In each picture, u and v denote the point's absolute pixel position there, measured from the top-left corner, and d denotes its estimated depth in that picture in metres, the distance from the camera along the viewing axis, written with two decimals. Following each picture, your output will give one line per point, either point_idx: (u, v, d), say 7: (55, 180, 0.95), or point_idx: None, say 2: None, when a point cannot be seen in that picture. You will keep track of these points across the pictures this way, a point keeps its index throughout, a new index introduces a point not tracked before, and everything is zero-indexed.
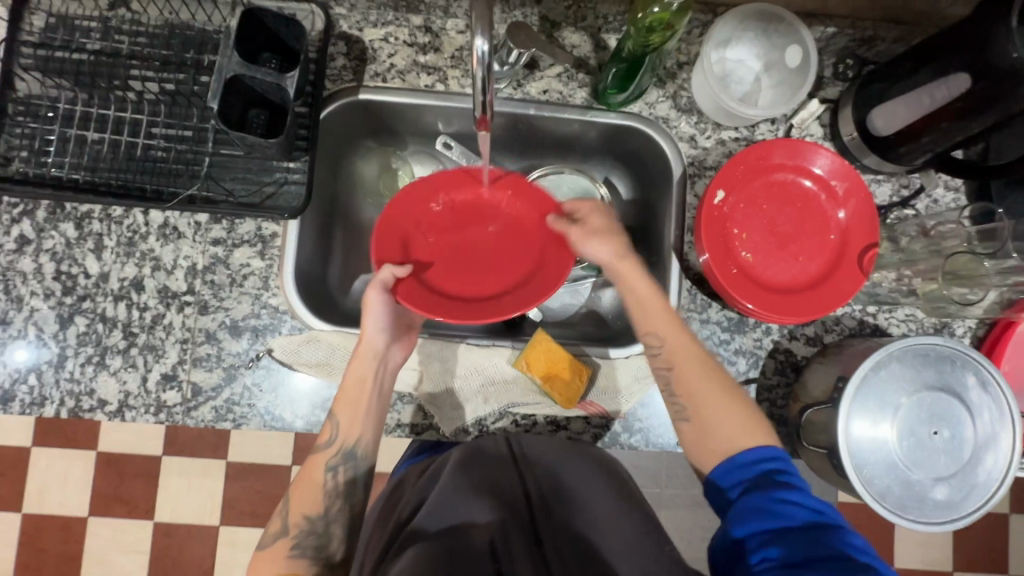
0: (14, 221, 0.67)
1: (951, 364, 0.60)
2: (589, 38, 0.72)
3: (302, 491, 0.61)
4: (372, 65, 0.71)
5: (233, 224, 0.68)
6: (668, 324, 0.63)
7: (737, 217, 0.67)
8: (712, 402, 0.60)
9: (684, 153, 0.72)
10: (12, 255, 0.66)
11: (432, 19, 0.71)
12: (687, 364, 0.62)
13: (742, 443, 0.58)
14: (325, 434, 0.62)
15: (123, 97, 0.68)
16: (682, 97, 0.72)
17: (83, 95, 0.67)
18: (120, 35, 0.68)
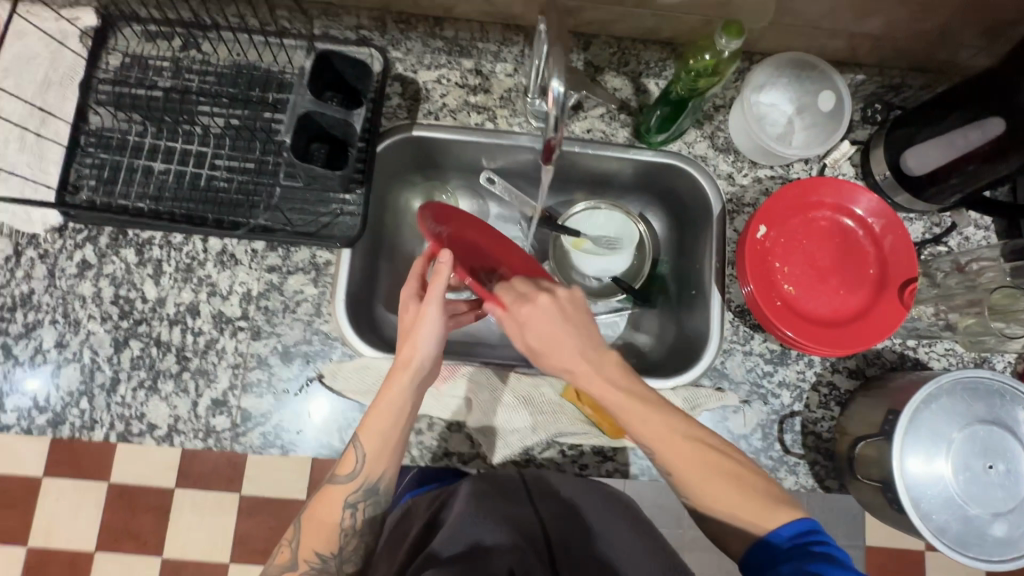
0: (77, 246, 0.69)
1: (1000, 398, 0.61)
2: (630, 82, 0.75)
3: (311, 525, 0.58)
4: (425, 104, 0.74)
5: (288, 252, 0.70)
6: (659, 416, 0.56)
7: (778, 251, 0.68)
8: (709, 478, 0.55)
9: (722, 190, 0.75)
10: (73, 279, 0.68)
11: (482, 63, 0.75)
12: (676, 446, 0.56)
13: (765, 521, 0.52)
14: (347, 466, 0.59)
15: (190, 131, 0.71)
16: (719, 137, 0.76)
17: (152, 129, 0.71)
18: (189, 74, 0.72)
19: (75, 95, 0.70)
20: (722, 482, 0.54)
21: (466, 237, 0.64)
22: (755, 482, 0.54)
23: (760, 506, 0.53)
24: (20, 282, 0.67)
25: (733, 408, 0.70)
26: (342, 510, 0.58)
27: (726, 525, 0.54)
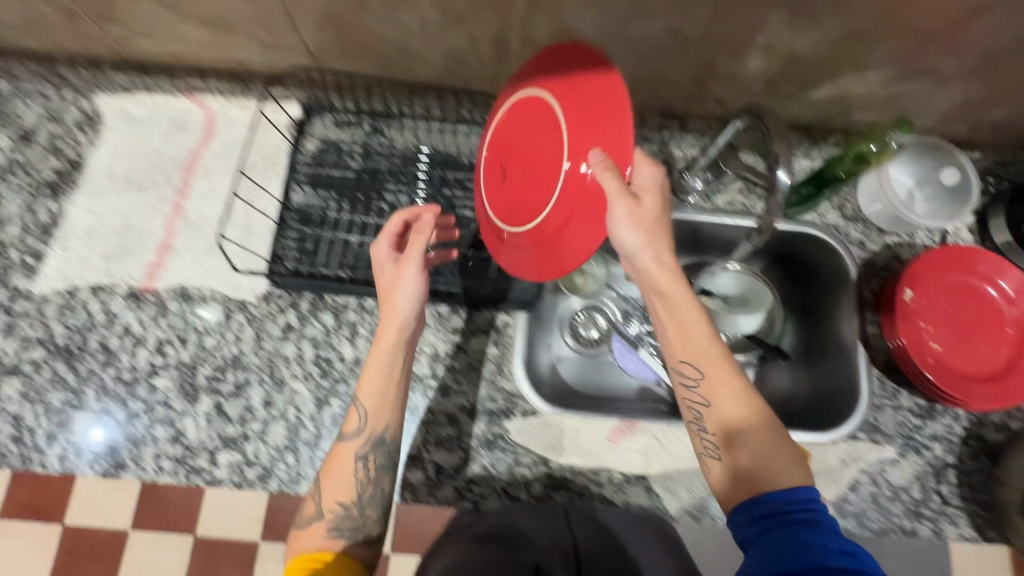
0: (281, 310, 0.75)
1: None
2: (763, 160, 0.84)
3: (331, 480, 0.60)
4: None
5: (471, 315, 0.77)
6: (694, 331, 0.57)
7: (923, 311, 0.75)
8: (738, 409, 0.55)
9: (856, 256, 0.82)
10: (277, 341, 0.74)
11: None
12: (701, 363, 0.56)
13: (790, 478, 0.51)
14: (351, 424, 0.60)
15: (381, 208, 0.80)
16: (847, 208, 0.84)
17: (347, 206, 0.79)
18: (378, 157, 0.82)
19: (281, 175, 0.79)
20: (730, 417, 0.55)
21: (585, 107, 0.53)
22: (771, 427, 0.54)
23: (773, 448, 0.53)
24: (230, 344, 0.74)
25: (891, 460, 0.74)
26: (354, 463, 0.60)
27: (766, 471, 0.52)
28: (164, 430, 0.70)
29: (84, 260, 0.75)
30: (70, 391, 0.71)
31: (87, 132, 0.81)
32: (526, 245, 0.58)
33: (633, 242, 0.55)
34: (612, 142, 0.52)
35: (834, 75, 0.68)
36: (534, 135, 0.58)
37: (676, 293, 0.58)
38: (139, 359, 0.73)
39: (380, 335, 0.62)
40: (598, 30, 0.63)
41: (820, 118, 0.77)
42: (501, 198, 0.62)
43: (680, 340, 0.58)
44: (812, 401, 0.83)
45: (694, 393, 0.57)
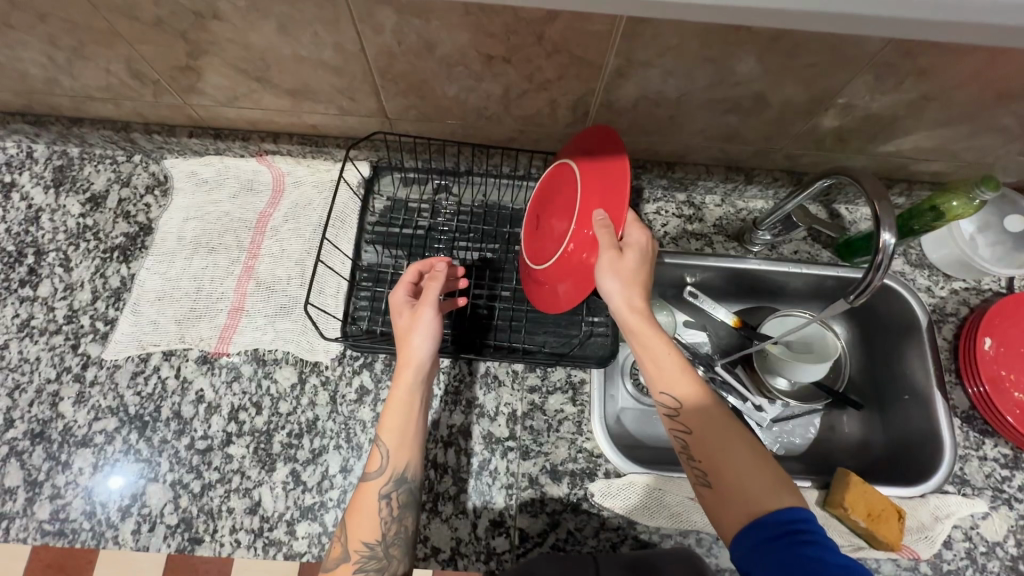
0: (355, 372, 0.74)
1: None
2: (824, 209, 0.86)
3: (356, 521, 0.57)
4: (651, 234, 0.84)
5: (546, 372, 0.76)
6: (665, 358, 0.59)
7: (1002, 359, 0.76)
8: (725, 439, 0.54)
9: (927, 302, 0.82)
10: (353, 404, 0.73)
11: (693, 196, 0.86)
12: (678, 390, 0.57)
13: (763, 501, 0.49)
14: (373, 464, 0.59)
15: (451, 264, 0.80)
16: (911, 254, 0.85)
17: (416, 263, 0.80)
18: (446, 215, 0.83)
19: (352, 235, 0.80)
20: (717, 444, 0.54)
21: (599, 181, 0.65)
22: (758, 454, 0.53)
23: (763, 471, 0.51)
24: (304, 409, 0.72)
25: (983, 513, 0.72)
26: (377, 502, 0.58)
27: (750, 491, 0.50)
28: (240, 500, 0.68)
29: (155, 324, 0.75)
30: (142, 460, 0.69)
31: (157, 197, 0.83)
32: (548, 278, 0.69)
33: (617, 294, 0.61)
34: (612, 204, 0.62)
35: (904, 129, 0.70)
36: (562, 200, 0.70)
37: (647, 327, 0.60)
38: (212, 425, 0.71)
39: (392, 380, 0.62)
40: (680, 95, 0.65)
41: (883, 169, 0.79)
42: (539, 247, 0.72)
43: (652, 372, 0.59)
44: (890, 452, 0.82)
45: (673, 419, 0.57)
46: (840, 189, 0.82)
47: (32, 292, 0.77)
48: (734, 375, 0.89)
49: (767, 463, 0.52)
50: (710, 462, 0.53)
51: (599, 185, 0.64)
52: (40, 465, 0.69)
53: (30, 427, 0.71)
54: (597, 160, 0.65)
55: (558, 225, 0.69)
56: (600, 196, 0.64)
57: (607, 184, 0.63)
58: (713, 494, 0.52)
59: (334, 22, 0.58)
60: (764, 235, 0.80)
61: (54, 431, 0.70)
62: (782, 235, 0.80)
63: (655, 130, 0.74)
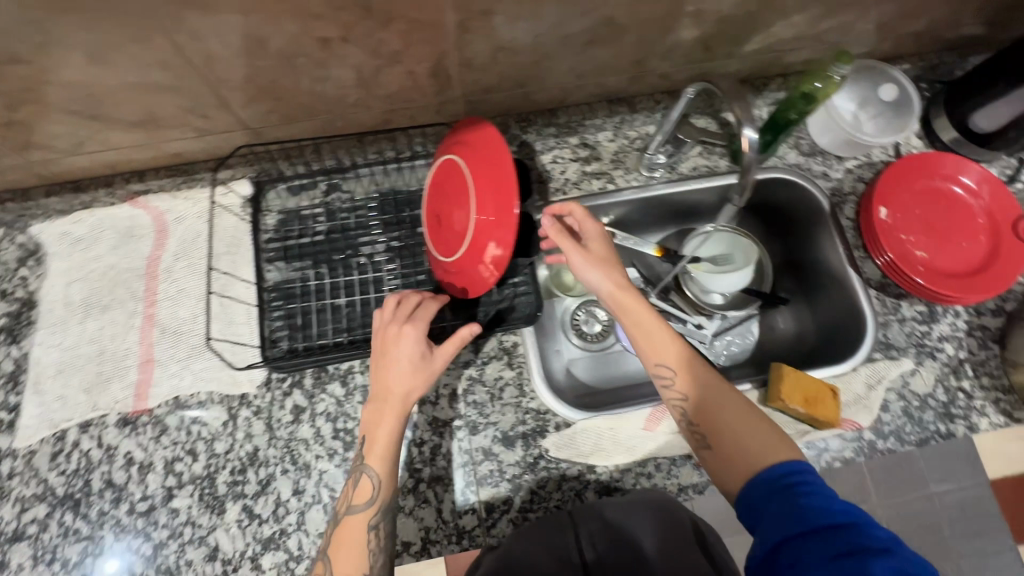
0: (286, 393, 0.72)
1: None
2: (713, 120, 0.86)
3: (341, 556, 0.57)
4: (552, 183, 0.81)
5: (477, 345, 0.76)
6: (659, 336, 0.63)
7: (899, 225, 0.79)
8: (721, 400, 0.58)
9: (824, 188, 0.84)
10: (290, 425, 0.71)
11: (586, 136, 0.83)
12: (673, 361, 0.61)
13: (763, 455, 0.54)
14: (362, 494, 0.60)
15: (358, 262, 0.77)
16: (803, 144, 0.86)
17: (324, 269, 0.77)
18: (343, 213, 0.79)
19: (248, 257, 0.76)
20: (715, 410, 0.58)
21: (484, 158, 0.64)
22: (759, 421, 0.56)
23: (760, 430, 0.55)
24: (242, 444, 0.70)
25: (910, 370, 0.76)
26: (367, 533, 0.58)
27: (747, 453, 0.54)
28: (197, 550, 0.66)
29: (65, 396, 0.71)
30: (85, 539, 0.66)
31: (32, 268, 0.77)
32: (463, 269, 0.66)
33: (600, 279, 0.66)
34: (502, 177, 0.62)
35: (764, 22, 0.71)
36: (451, 193, 0.67)
37: (634, 308, 0.64)
38: (150, 485, 0.68)
39: (381, 419, 0.61)
40: (534, 38, 0.64)
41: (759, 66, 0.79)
42: (443, 244, 0.69)
43: (647, 346, 0.63)
44: (822, 334, 0.85)
45: (670, 390, 0.61)
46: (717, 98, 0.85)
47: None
48: (670, 303, 0.91)
49: (761, 421, 0.56)
50: (706, 422, 0.58)
51: (484, 162, 0.63)
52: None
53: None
54: (476, 140, 0.64)
55: (455, 215, 0.67)
56: (487, 172, 0.63)
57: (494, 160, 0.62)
58: (716, 456, 0.56)
59: (147, 40, 0.54)
60: (657, 156, 0.80)
61: None
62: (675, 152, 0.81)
63: (524, 79, 0.72)
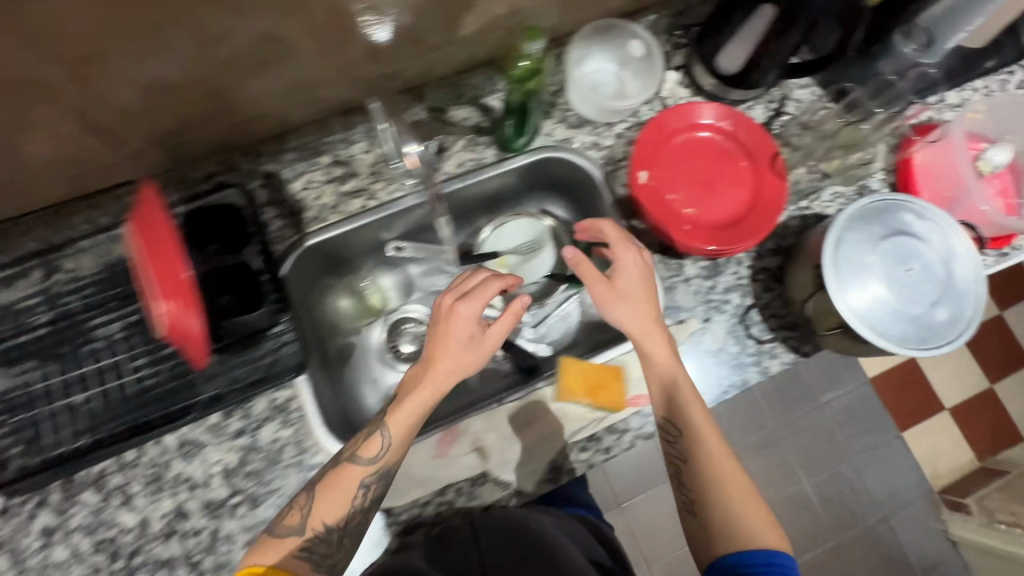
0: (31, 516, 0.66)
1: (888, 210, 0.70)
2: (474, 107, 0.81)
3: (327, 496, 0.59)
4: (306, 213, 0.76)
5: (247, 410, 0.70)
6: (658, 364, 0.66)
7: (665, 185, 0.77)
8: (718, 460, 0.62)
9: (597, 157, 0.82)
10: (43, 550, 0.65)
11: (337, 152, 0.78)
12: (692, 420, 0.63)
13: (748, 527, 0.59)
14: (295, 515, 0.59)
15: (92, 349, 0.67)
16: (570, 116, 0.82)
17: (52, 366, 0.66)
18: (66, 297, 0.68)
19: None
20: (710, 471, 0.62)
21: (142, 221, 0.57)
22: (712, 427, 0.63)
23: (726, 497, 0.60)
24: None
25: (699, 330, 0.76)
26: (356, 490, 0.60)
27: (718, 513, 0.60)
28: None
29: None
30: None
31: None
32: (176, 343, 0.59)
33: (624, 315, 0.67)
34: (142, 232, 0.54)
35: (464, 8, 0.66)
36: None
37: (658, 345, 0.66)
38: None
39: (420, 383, 0.63)
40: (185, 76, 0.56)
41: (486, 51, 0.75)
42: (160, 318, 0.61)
43: (656, 399, 0.66)
44: None
45: (672, 447, 0.65)
46: (469, 84, 0.79)
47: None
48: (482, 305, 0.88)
49: (744, 486, 0.61)
50: (695, 476, 0.62)
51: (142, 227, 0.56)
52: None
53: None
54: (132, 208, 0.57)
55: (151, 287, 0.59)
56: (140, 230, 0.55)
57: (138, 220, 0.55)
58: (697, 523, 0.61)
59: None
60: (396, 167, 0.75)
61: None
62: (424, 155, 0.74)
63: (225, 111, 0.65)
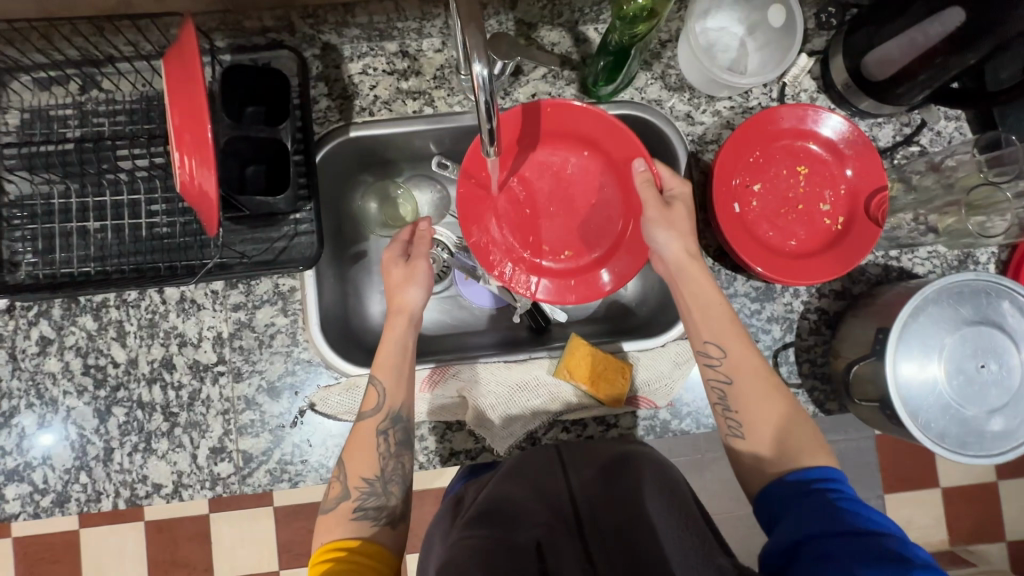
0: (246, 303, 0.77)
1: (991, 346, 0.69)
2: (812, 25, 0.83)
3: (357, 454, 0.68)
4: (576, 48, 0.81)
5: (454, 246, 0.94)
6: (717, 318, 0.70)
7: (830, 184, 0.78)
8: (758, 398, 0.66)
9: (906, 156, 0.84)
10: (251, 311, 0.77)
11: None
12: (765, 406, 0.66)
13: (800, 460, 0.61)
14: (372, 401, 0.70)
15: (386, 110, 0.80)
16: (903, 119, 0.84)
17: (349, 106, 0.80)
18: (377, 72, 0.80)
19: None
20: (778, 431, 0.64)
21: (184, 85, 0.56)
22: (781, 392, 0.67)
23: (787, 426, 0.64)
24: (206, 327, 0.77)
25: None
26: (377, 437, 0.69)
27: (773, 454, 0.63)
28: (156, 387, 0.76)
29: (147, 209, 0.76)
30: (51, 420, 0.75)
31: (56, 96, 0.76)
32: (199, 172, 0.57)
33: (671, 240, 0.74)
34: (194, 96, 0.56)
35: None
36: (183, 98, 0.56)
37: (706, 291, 0.71)
38: (230, 299, 0.77)
39: (393, 322, 0.75)
40: None
41: (856, 50, 0.77)
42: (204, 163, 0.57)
43: (700, 324, 0.70)
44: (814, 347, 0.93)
45: (713, 369, 0.69)
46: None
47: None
48: None
49: (800, 425, 0.64)
50: (738, 404, 0.67)
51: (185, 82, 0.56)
52: (78, 346, 0.75)
53: (53, 318, 0.75)
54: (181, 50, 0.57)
55: (188, 127, 0.56)
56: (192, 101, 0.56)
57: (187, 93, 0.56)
58: (748, 446, 0.65)
59: None
60: (723, 77, 0.76)
61: None
62: (749, 83, 0.77)
63: None
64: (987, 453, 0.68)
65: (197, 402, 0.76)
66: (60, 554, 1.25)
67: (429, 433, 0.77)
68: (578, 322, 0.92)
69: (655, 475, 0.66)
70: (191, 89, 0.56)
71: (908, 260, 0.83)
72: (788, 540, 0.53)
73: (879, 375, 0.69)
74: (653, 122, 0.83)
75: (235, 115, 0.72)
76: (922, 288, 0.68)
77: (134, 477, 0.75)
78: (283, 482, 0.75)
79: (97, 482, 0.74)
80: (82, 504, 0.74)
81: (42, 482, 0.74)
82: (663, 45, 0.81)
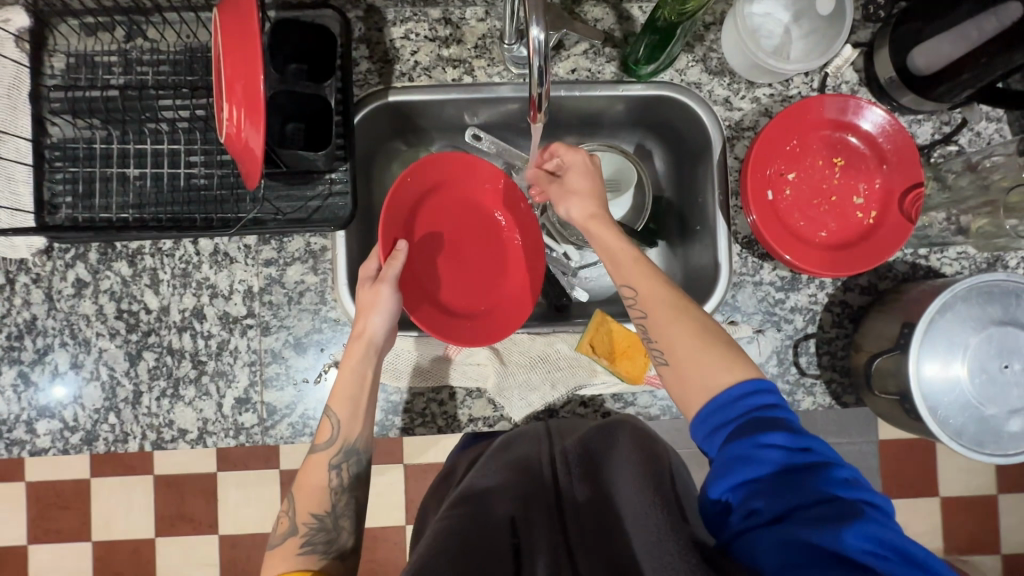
0: (276, 260, 0.78)
1: (1015, 348, 0.69)
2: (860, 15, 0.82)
3: (304, 489, 0.67)
4: (619, 23, 0.81)
5: None
6: (628, 264, 0.69)
7: (864, 177, 0.78)
8: (674, 326, 0.63)
9: (941, 154, 0.83)
10: (282, 266, 0.78)
11: None
12: (680, 329, 0.63)
13: (722, 377, 0.59)
14: (325, 434, 0.69)
15: (426, 76, 0.80)
16: (942, 118, 0.83)
17: (389, 69, 0.80)
18: (421, 37, 0.80)
19: None
20: (697, 354, 0.61)
21: (235, 39, 0.57)
22: (689, 311, 0.64)
23: (705, 345, 0.61)
24: (236, 282, 0.78)
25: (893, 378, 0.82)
26: (328, 472, 0.68)
27: (696, 374, 0.60)
28: (184, 335, 0.77)
29: (185, 160, 0.77)
30: (83, 367, 0.77)
31: (104, 45, 0.77)
32: (246, 127, 0.58)
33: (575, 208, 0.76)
34: (247, 49, 0.57)
35: None
36: (237, 51, 0.57)
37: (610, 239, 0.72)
38: (261, 254, 0.78)
39: (352, 352, 0.71)
40: None
41: (903, 44, 0.76)
42: (251, 117, 0.58)
43: (614, 273, 0.70)
44: None
45: (633, 307, 0.67)
46: None
47: (37, 114, 0.75)
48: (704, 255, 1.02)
49: (715, 345, 0.61)
50: (658, 335, 0.65)
51: (234, 36, 0.57)
52: (112, 291, 0.77)
53: (90, 262, 0.77)
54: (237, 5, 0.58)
55: (239, 78, 0.57)
56: (243, 54, 0.57)
57: (236, 47, 0.57)
58: (673, 372, 0.63)
59: None
60: (767, 63, 0.76)
61: (18, 322, 0.76)
62: (794, 69, 0.76)
63: None
64: (1003, 453, 0.68)
65: (225, 351, 0.77)
66: (71, 499, 1.28)
67: (450, 398, 0.79)
68: (599, 300, 0.92)
69: (637, 445, 0.67)
70: (246, 43, 0.57)
71: (937, 260, 0.82)
72: (719, 489, 0.54)
73: (902, 369, 0.69)
74: (690, 104, 0.82)
75: (279, 69, 0.73)
76: (951, 285, 0.68)
77: (160, 421, 0.77)
78: (305, 436, 0.77)
79: (125, 424, 0.76)
80: (110, 444, 0.76)
81: (71, 420, 0.76)
82: (706, 29, 0.82)
